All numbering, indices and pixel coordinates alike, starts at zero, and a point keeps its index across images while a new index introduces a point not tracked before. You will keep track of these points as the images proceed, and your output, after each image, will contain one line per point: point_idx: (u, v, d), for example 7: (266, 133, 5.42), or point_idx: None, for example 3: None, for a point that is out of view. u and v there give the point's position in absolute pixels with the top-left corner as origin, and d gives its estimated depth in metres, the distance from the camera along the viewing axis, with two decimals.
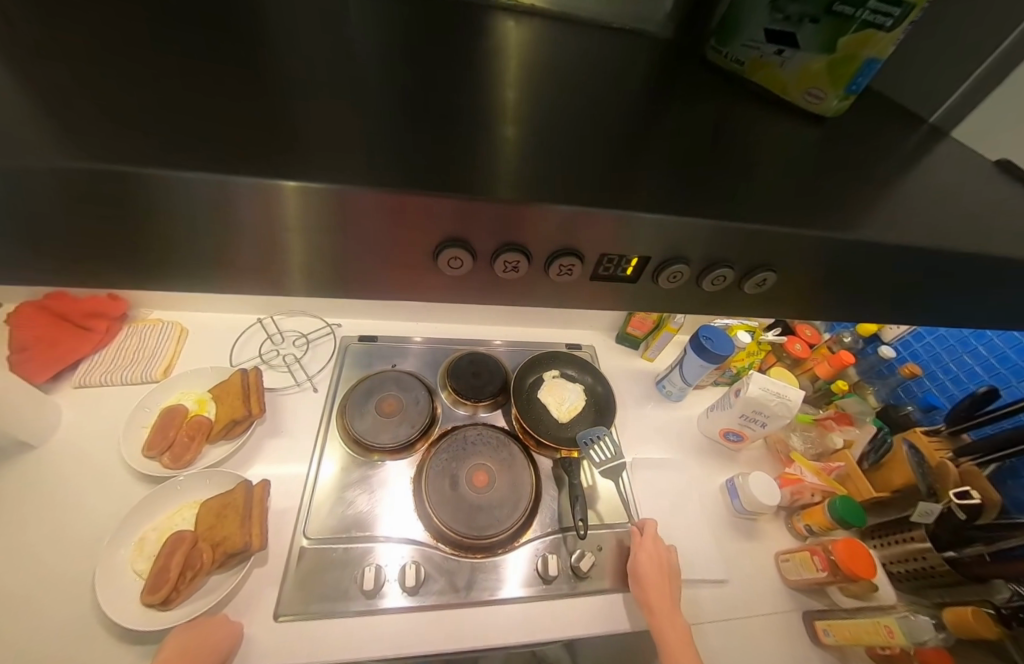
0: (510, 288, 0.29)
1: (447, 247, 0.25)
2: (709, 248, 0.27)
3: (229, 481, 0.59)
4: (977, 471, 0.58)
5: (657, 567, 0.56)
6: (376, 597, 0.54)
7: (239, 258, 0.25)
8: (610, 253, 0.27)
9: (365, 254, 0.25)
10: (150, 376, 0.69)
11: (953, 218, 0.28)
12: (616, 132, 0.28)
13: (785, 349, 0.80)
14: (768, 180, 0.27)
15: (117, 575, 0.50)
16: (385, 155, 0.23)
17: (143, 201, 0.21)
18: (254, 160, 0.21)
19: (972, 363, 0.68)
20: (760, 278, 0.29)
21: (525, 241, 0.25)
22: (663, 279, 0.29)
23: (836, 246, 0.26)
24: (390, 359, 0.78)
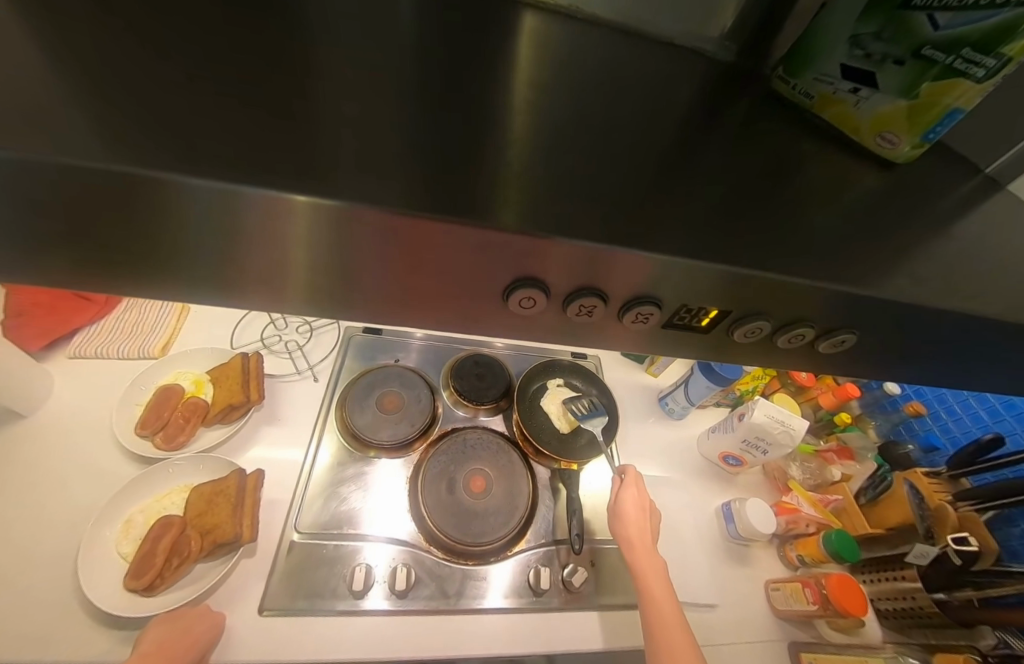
0: (580, 329, 0.29)
1: (520, 287, 0.25)
2: (788, 308, 0.26)
3: (221, 467, 0.58)
4: (976, 518, 0.59)
5: (637, 505, 0.59)
6: (358, 598, 0.52)
7: (245, 264, 0.23)
8: (689, 305, 0.27)
9: (380, 272, 0.24)
10: (149, 352, 0.67)
11: (1005, 280, 0.27)
12: (661, 159, 0.27)
13: (790, 376, 0.79)
14: (821, 227, 0.26)
15: (101, 555, 0.49)
16: (423, 171, 0.22)
17: (163, 209, 0.20)
18: (296, 173, 0.20)
19: (977, 407, 0.68)
20: (840, 338, 0.28)
21: (602, 286, 0.25)
22: (738, 334, 0.29)
23: (889, 301, 0.25)
24: (393, 354, 0.77)
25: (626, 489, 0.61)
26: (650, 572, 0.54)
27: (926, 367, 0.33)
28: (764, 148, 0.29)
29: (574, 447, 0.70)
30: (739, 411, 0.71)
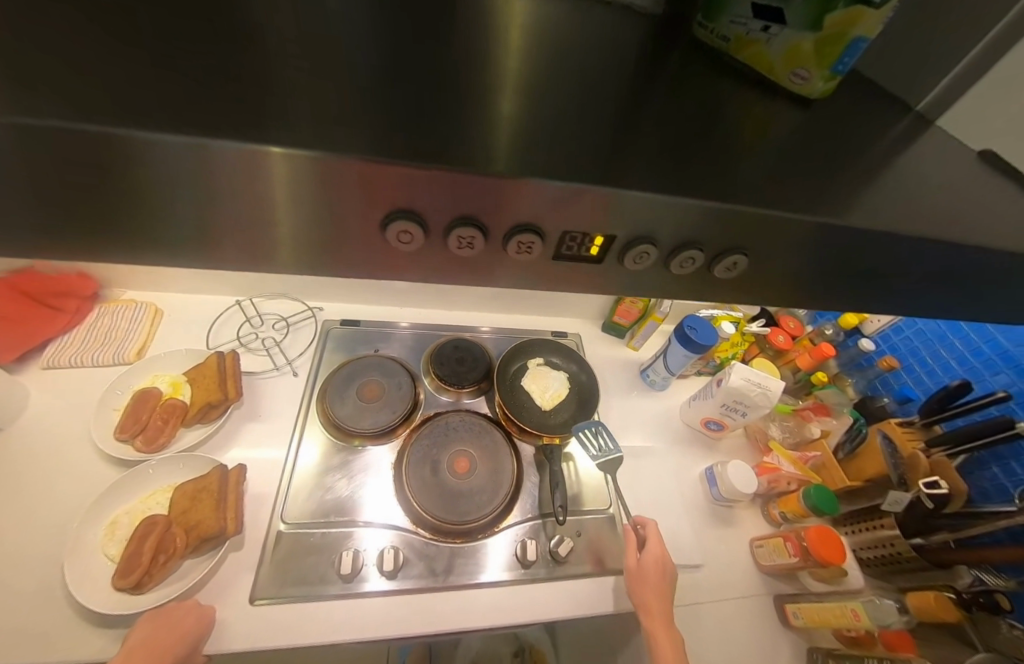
0: (468, 269, 0.28)
1: (390, 214, 0.23)
2: (677, 228, 0.26)
3: (202, 465, 0.58)
4: (948, 462, 0.60)
5: (658, 569, 0.55)
6: (358, 581, 0.54)
7: (226, 226, 0.23)
8: (572, 230, 0.25)
9: (362, 230, 0.24)
10: (123, 358, 0.67)
11: (940, 208, 0.27)
12: (618, 106, 0.27)
13: (767, 341, 0.81)
14: (754, 163, 0.26)
15: (87, 557, 0.49)
16: (376, 124, 0.22)
17: (137, 173, 0.20)
18: (216, 123, 0.20)
19: (947, 357, 0.69)
20: (730, 260, 0.28)
21: (480, 214, 0.24)
22: (629, 260, 0.28)
23: (825, 229, 0.25)
24: (373, 344, 0.77)
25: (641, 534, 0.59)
26: (661, 634, 0.51)
27: (871, 300, 0.34)
28: (699, 93, 0.29)
29: (557, 423, 0.71)
30: (717, 377, 0.72)
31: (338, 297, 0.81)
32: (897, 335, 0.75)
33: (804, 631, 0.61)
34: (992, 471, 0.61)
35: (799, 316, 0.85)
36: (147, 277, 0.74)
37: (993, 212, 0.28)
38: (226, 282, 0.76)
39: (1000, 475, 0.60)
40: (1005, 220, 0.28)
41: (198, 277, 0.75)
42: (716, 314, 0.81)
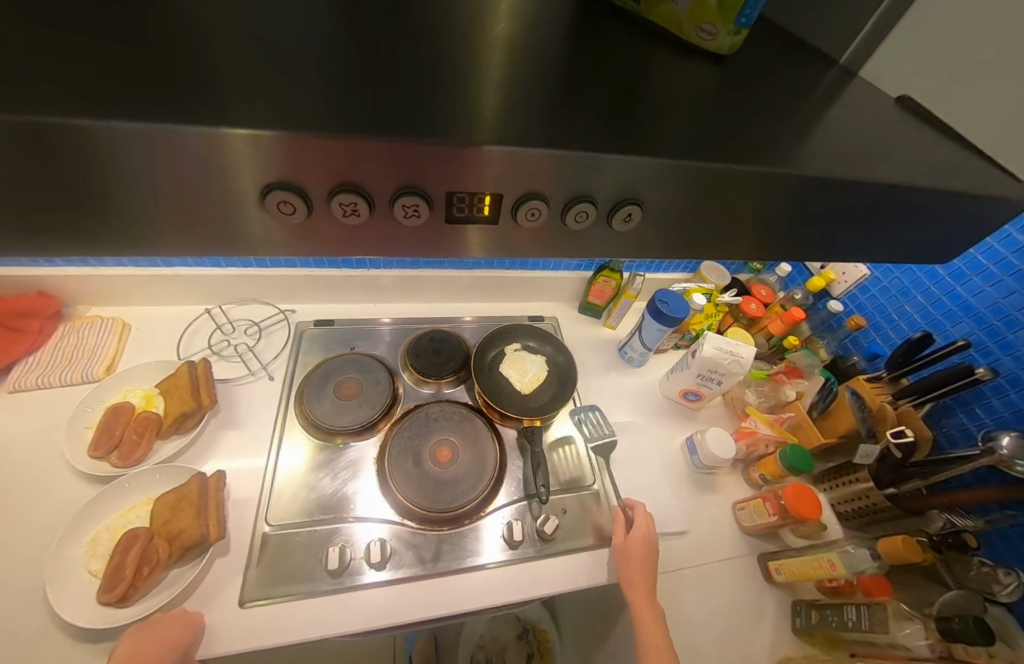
0: (365, 238, 0.27)
1: (264, 183, 0.22)
2: (565, 181, 0.25)
3: (180, 475, 0.58)
4: (913, 412, 0.63)
5: (641, 546, 0.57)
6: (355, 573, 0.54)
7: (197, 211, 0.23)
8: (457, 192, 0.25)
9: (321, 206, 0.24)
10: (93, 375, 0.66)
11: (868, 153, 0.28)
12: (562, 71, 0.27)
13: (740, 310, 0.83)
14: (685, 121, 0.26)
15: (68, 575, 0.49)
16: (310, 98, 0.22)
17: (101, 165, 0.20)
18: (130, 106, 0.19)
19: (912, 312, 0.70)
20: (625, 211, 0.27)
21: (355, 180, 0.23)
22: (521, 217, 0.27)
23: (758, 178, 0.26)
24: (350, 342, 0.77)
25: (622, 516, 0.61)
26: (642, 599, 0.54)
27: (815, 253, 0.34)
28: (628, 59, 0.29)
29: (538, 406, 0.72)
30: (692, 349, 0.73)
31: (311, 298, 0.80)
32: (864, 294, 0.77)
33: (788, 586, 0.62)
34: (958, 417, 0.63)
35: (770, 283, 0.87)
36: (111, 292, 0.73)
37: (922, 153, 0.29)
38: (193, 291, 0.75)
39: (964, 420, 0.63)
40: (931, 160, 0.29)
41: (164, 288, 0.74)
42: (688, 287, 0.82)
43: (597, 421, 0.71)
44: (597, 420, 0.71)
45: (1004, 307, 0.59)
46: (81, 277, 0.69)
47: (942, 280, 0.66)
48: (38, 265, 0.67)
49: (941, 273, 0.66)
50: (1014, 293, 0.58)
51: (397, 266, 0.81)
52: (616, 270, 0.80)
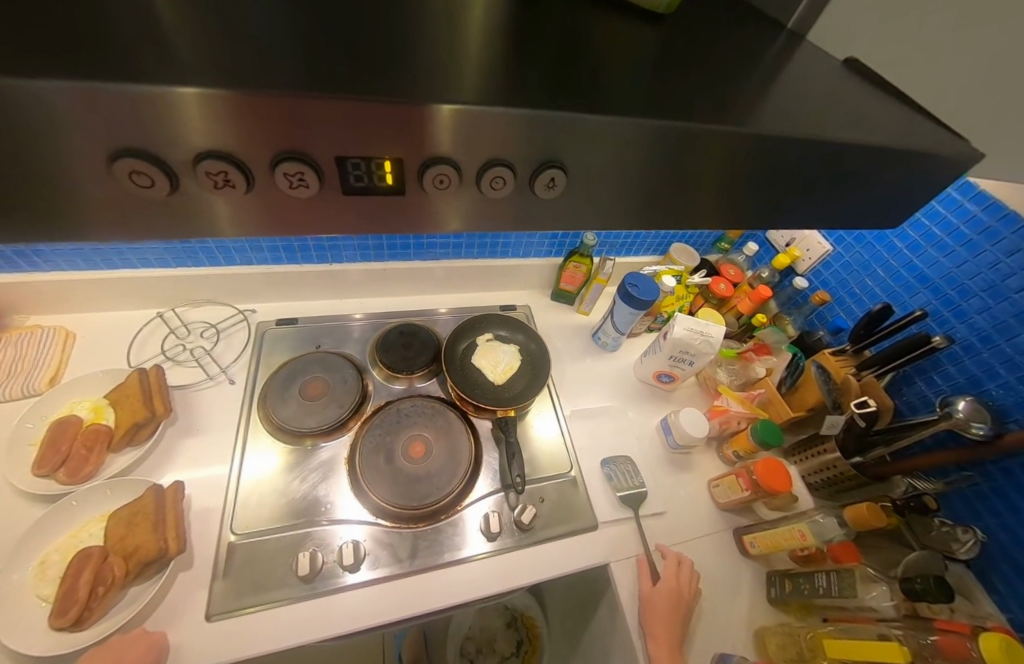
0: (254, 214, 0.24)
1: (105, 147, 0.19)
2: (473, 142, 0.22)
3: (136, 488, 0.55)
4: (875, 382, 0.64)
5: (669, 599, 0.54)
6: (331, 577, 0.53)
7: (107, 192, 0.21)
8: (351, 156, 0.22)
9: (185, 176, 0.21)
10: (35, 388, 0.61)
11: (816, 113, 0.27)
12: (496, 34, 0.25)
13: (710, 290, 0.83)
14: (629, 82, 0.25)
15: (13, 603, 0.46)
16: (208, 55, 0.20)
17: (43, 141, 0.18)
18: (16, 63, 0.17)
19: (872, 285, 0.72)
20: (546, 174, 0.25)
21: (229, 145, 0.20)
22: (430, 184, 0.24)
23: (711, 137, 0.25)
24: (314, 341, 0.75)
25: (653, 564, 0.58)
26: (661, 635, 0.52)
27: (771, 224, 0.34)
28: (567, 21, 0.28)
29: (512, 394, 0.71)
30: (663, 331, 0.74)
31: (271, 296, 0.77)
32: (827, 270, 0.79)
33: (762, 558, 0.64)
34: (918, 385, 0.65)
35: (737, 263, 0.88)
36: (49, 299, 0.68)
37: (869, 113, 0.28)
38: (142, 295, 0.71)
39: (924, 388, 0.65)
40: (877, 120, 0.28)
41: (109, 293, 0.69)
42: (658, 270, 0.82)
43: (631, 471, 0.67)
44: (631, 470, 0.67)
45: (957, 277, 0.60)
46: (13, 284, 0.64)
47: (900, 253, 0.68)
48: None
49: (899, 247, 0.67)
50: (966, 263, 0.59)
51: (361, 259, 0.78)
52: (586, 255, 0.80)
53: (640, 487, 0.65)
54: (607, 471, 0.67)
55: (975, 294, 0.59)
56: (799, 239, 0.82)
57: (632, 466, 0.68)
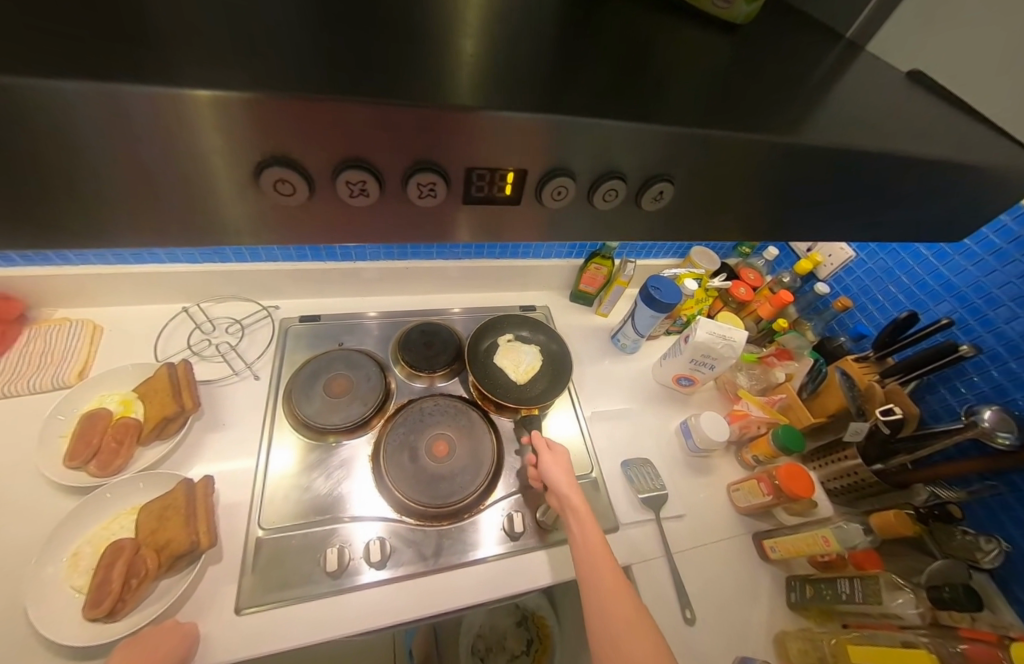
0: (378, 219, 0.26)
1: (256, 157, 0.21)
2: (593, 152, 0.24)
3: (167, 482, 0.55)
4: (900, 389, 0.64)
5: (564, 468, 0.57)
6: (355, 574, 0.53)
7: (143, 194, 0.21)
8: (478, 167, 0.23)
9: (326, 187, 0.23)
10: (64, 381, 0.62)
11: (873, 125, 0.27)
12: (560, 42, 0.25)
13: (730, 294, 0.84)
14: (699, 93, 0.25)
15: (48, 593, 0.46)
16: (285, 62, 0.20)
17: (74, 143, 0.18)
18: (121, 74, 0.17)
19: (896, 292, 0.72)
20: (657, 188, 0.26)
21: (366, 154, 0.22)
22: (547, 198, 0.26)
23: (775, 149, 0.25)
24: (336, 338, 0.75)
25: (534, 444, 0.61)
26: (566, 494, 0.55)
27: (818, 232, 0.34)
28: (637, 29, 0.28)
29: (533, 395, 0.71)
30: (684, 334, 0.74)
31: (294, 293, 0.78)
32: (850, 276, 0.79)
33: (782, 563, 0.64)
34: (941, 393, 0.66)
35: (757, 267, 0.88)
36: (77, 292, 0.68)
37: (926, 124, 0.28)
38: (168, 289, 0.72)
39: (948, 397, 0.65)
40: (935, 132, 0.28)
41: (136, 287, 0.70)
42: (679, 273, 0.82)
43: (650, 472, 0.67)
44: (650, 472, 0.67)
45: (984, 286, 0.60)
46: (44, 277, 0.64)
47: (926, 261, 0.67)
48: None
49: (924, 255, 0.67)
50: (995, 272, 0.59)
51: (384, 257, 0.79)
52: (608, 257, 0.80)
53: (660, 489, 0.65)
54: (627, 471, 0.68)
55: (1003, 304, 0.58)
56: (821, 245, 0.82)
57: (652, 467, 0.69)
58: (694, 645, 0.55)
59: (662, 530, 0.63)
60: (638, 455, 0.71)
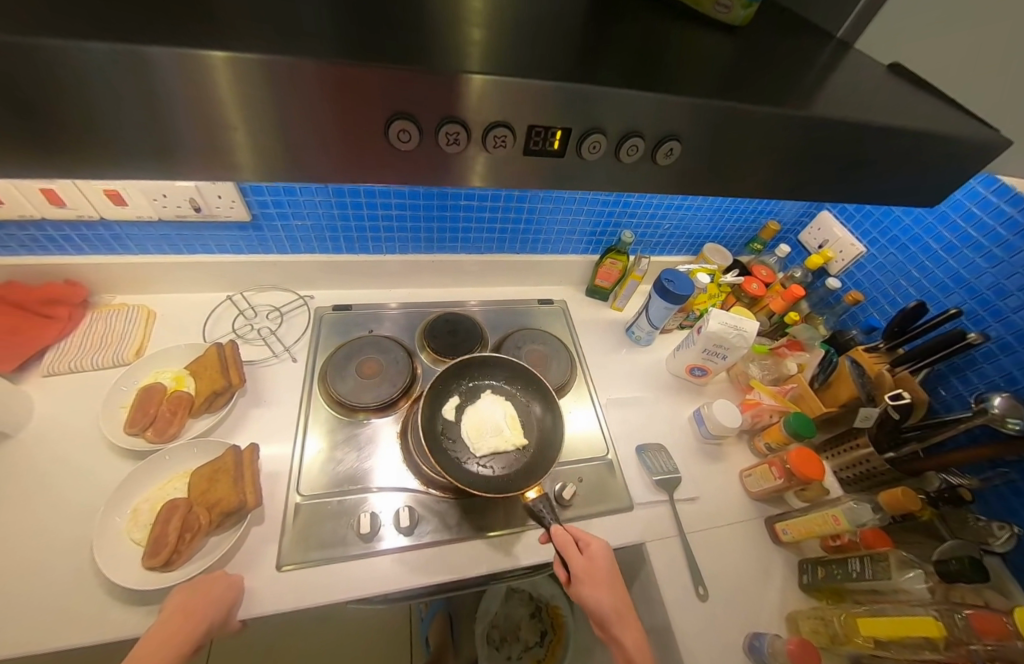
0: (447, 173, 0.27)
1: (383, 113, 0.22)
2: (621, 110, 0.25)
3: (216, 448, 0.60)
4: (910, 377, 0.66)
5: (598, 580, 0.51)
6: (384, 539, 0.57)
7: (167, 136, 0.21)
8: (537, 124, 0.25)
9: (391, 154, 0.24)
10: (123, 358, 0.69)
11: (882, 102, 0.29)
12: (589, 30, 0.28)
13: (742, 290, 0.86)
14: (713, 77, 0.28)
15: (114, 543, 0.51)
16: (342, 33, 0.22)
17: (112, 88, 0.19)
18: (195, 37, 0.19)
19: (907, 286, 0.74)
20: (668, 146, 0.27)
21: (464, 109, 0.23)
22: (584, 153, 0.27)
23: (788, 123, 0.27)
24: (366, 325, 0.80)
25: (571, 563, 0.52)
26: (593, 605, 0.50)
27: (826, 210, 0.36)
28: (656, 24, 0.31)
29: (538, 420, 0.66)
30: (696, 326, 0.77)
31: (329, 285, 0.84)
32: (860, 271, 0.81)
33: (794, 546, 0.66)
34: (953, 383, 0.67)
35: (769, 264, 0.91)
36: (135, 279, 0.75)
37: (930, 104, 0.30)
38: (215, 277, 0.78)
39: (959, 386, 0.66)
40: (939, 110, 0.30)
41: (187, 275, 0.76)
42: (692, 268, 0.86)
43: (664, 458, 0.69)
44: (663, 457, 0.70)
45: (993, 277, 0.62)
46: (106, 264, 0.71)
47: (935, 254, 0.70)
48: (66, 253, 0.69)
49: (934, 248, 0.70)
50: (1002, 264, 0.61)
51: (411, 251, 0.83)
52: (623, 253, 0.84)
53: (673, 472, 0.67)
54: (640, 455, 0.70)
55: (1012, 294, 0.60)
56: (833, 242, 0.85)
57: (665, 452, 0.71)
58: (706, 617, 0.57)
59: (677, 515, 0.65)
60: (652, 441, 0.73)
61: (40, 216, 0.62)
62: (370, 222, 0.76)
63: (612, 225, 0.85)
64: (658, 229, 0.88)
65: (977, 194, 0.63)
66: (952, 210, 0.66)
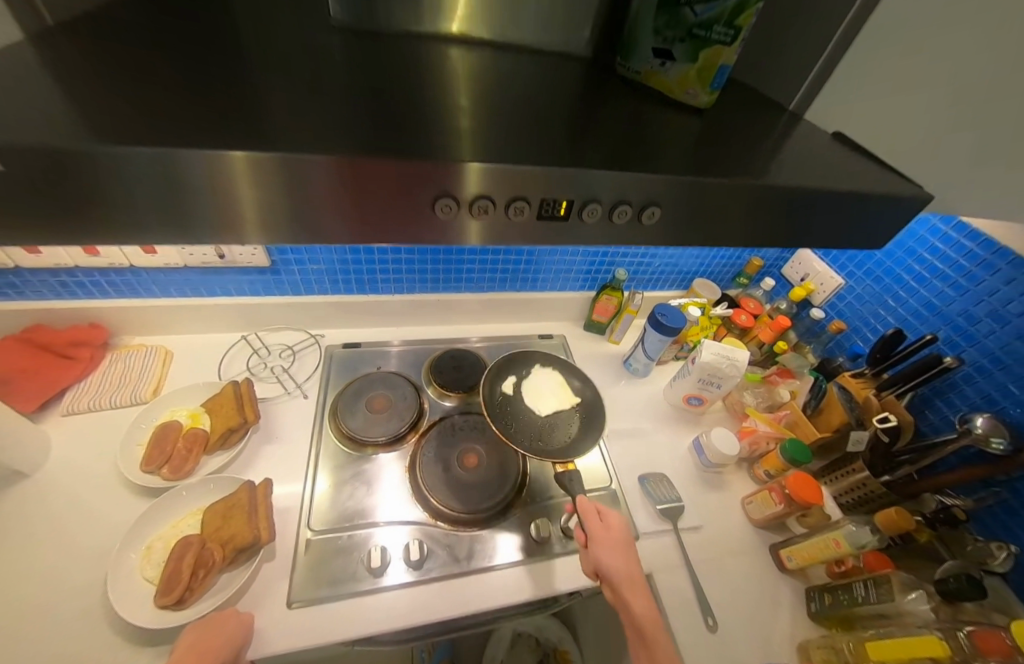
0: (466, 236, 0.32)
1: (428, 194, 0.27)
2: (613, 183, 0.30)
3: (229, 485, 0.62)
4: (896, 401, 0.70)
5: (611, 539, 0.55)
6: (393, 574, 0.57)
7: (190, 211, 0.25)
8: (548, 197, 0.30)
9: (386, 216, 0.28)
10: (141, 397, 0.71)
11: (829, 169, 0.35)
12: (583, 117, 0.34)
13: (732, 321, 0.92)
14: (687, 152, 0.34)
15: (127, 581, 0.51)
16: (385, 127, 0.28)
17: (182, 179, 0.23)
18: (269, 138, 0.24)
19: (886, 315, 0.79)
20: (650, 210, 0.32)
21: (493, 190, 0.28)
22: (585, 217, 0.32)
23: (752, 188, 0.33)
24: (374, 362, 0.84)
25: (586, 523, 0.56)
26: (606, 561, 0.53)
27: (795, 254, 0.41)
28: (638, 108, 0.37)
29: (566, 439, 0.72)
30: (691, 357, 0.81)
31: (339, 323, 0.88)
32: (841, 301, 0.87)
33: (800, 574, 0.66)
34: (937, 407, 0.70)
35: (756, 297, 0.97)
36: (156, 321, 0.79)
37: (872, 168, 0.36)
38: (232, 318, 0.82)
39: (944, 409, 0.69)
40: (879, 172, 0.36)
41: (205, 317, 0.80)
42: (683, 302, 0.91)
43: (666, 486, 0.71)
44: (666, 485, 0.71)
45: (962, 305, 0.67)
46: (130, 307, 0.75)
47: (908, 284, 0.75)
48: (93, 298, 0.74)
49: (906, 279, 0.75)
50: (969, 293, 0.67)
51: (418, 291, 0.89)
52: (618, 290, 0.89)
53: (676, 501, 0.69)
54: (643, 485, 0.72)
55: (981, 320, 0.65)
56: (813, 275, 0.91)
57: (668, 481, 0.73)
58: (718, 651, 0.57)
59: (683, 544, 0.66)
60: (654, 471, 0.75)
61: (74, 264, 0.67)
62: (382, 265, 0.82)
63: (607, 264, 0.92)
64: (650, 267, 0.94)
65: (938, 231, 0.70)
66: (918, 245, 0.73)
